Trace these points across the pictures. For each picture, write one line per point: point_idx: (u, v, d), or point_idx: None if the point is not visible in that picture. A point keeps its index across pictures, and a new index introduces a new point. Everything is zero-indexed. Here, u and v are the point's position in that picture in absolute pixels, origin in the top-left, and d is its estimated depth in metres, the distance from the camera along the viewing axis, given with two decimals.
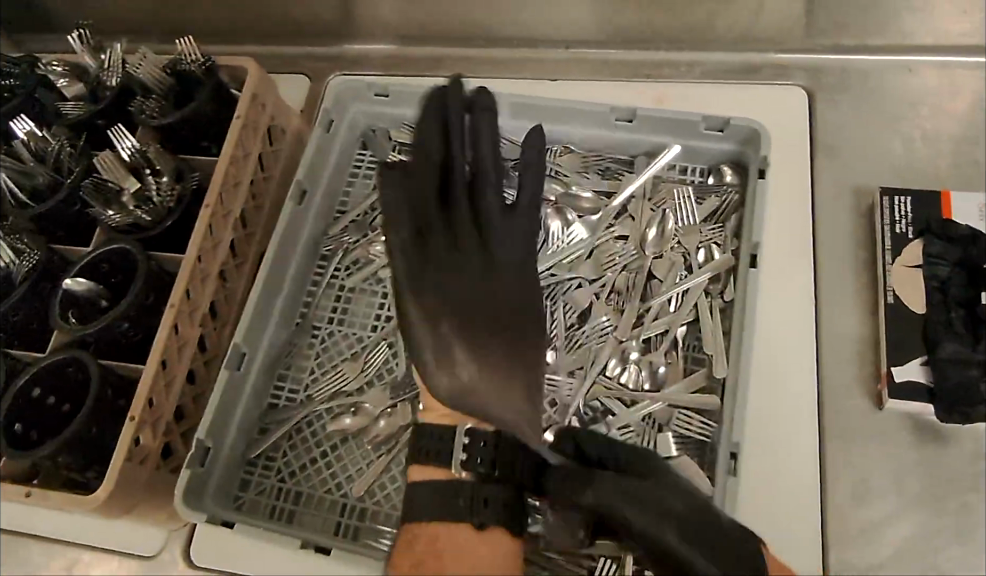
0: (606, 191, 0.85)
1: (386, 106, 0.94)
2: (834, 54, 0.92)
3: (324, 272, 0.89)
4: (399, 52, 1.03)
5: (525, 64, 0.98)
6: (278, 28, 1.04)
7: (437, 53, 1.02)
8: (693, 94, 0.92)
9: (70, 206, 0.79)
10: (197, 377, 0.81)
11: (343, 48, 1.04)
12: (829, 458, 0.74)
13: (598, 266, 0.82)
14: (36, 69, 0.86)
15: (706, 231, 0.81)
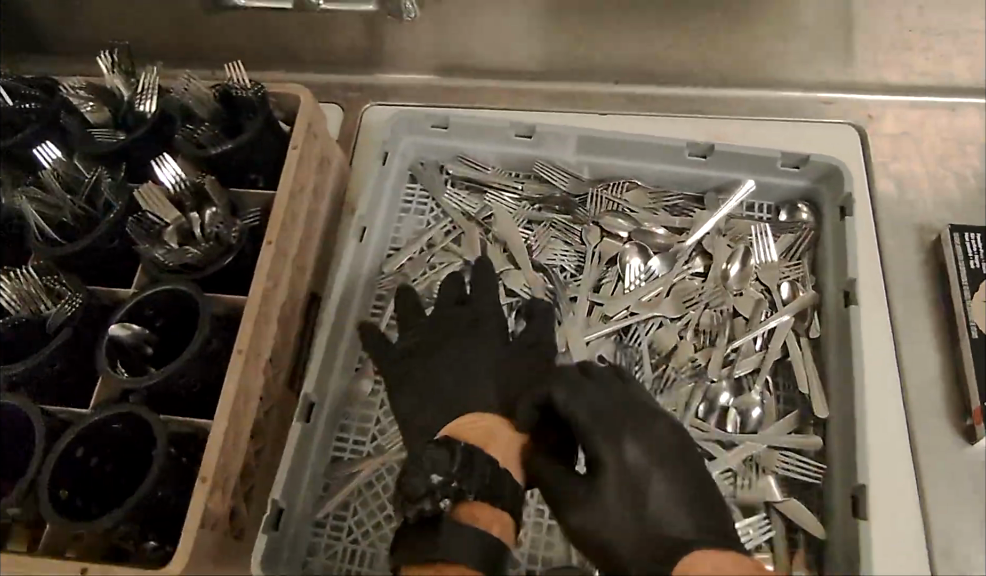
0: (678, 226, 0.81)
1: (443, 138, 0.86)
2: (883, 93, 0.92)
3: (383, 312, 0.80)
4: (441, 83, 0.98)
5: (575, 99, 0.96)
6: (309, 55, 0.98)
7: (482, 85, 0.98)
8: (750, 131, 0.91)
9: (109, 242, 0.70)
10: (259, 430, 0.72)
11: (379, 78, 0.99)
12: (927, 496, 0.71)
13: (679, 303, 0.77)
14: (59, 92, 0.77)
15: (785, 268, 0.78)
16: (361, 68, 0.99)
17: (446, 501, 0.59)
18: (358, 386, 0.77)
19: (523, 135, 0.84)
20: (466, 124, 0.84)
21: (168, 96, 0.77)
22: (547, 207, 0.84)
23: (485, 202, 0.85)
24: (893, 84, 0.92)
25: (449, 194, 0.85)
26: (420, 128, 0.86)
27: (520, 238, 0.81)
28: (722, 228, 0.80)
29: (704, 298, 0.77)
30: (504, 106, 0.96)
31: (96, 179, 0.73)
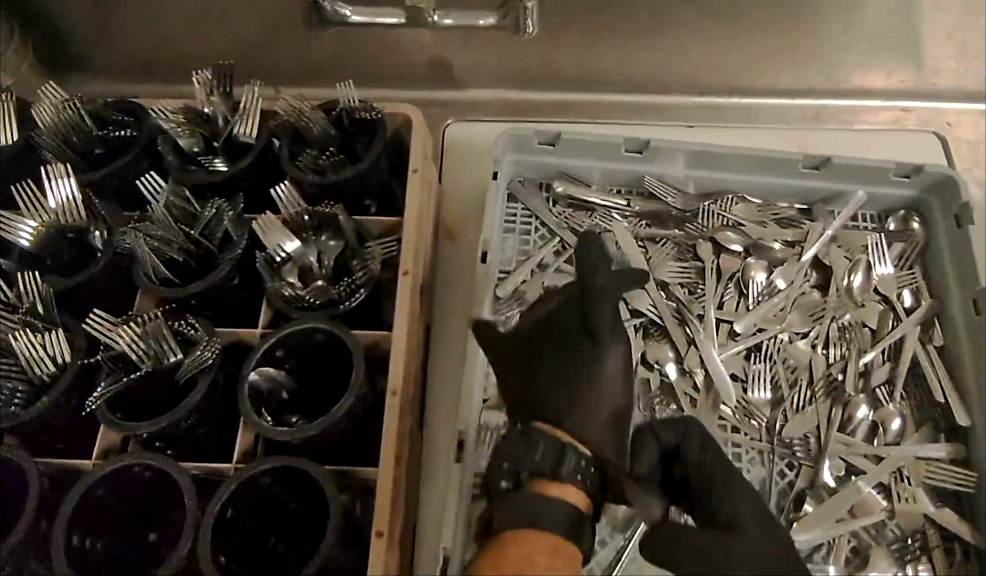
0: (790, 238, 0.81)
1: (547, 156, 0.81)
2: (956, 102, 0.94)
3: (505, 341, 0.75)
4: (514, 96, 0.95)
5: (658, 112, 0.94)
6: (381, 71, 0.93)
7: (556, 98, 0.95)
8: (838, 140, 0.91)
9: (230, 281, 0.64)
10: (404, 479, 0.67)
11: (452, 94, 0.95)
12: None
13: (806, 317, 0.78)
14: (153, 115, 0.71)
15: (900, 277, 0.79)
16: (428, 82, 0.94)
17: (526, 476, 0.57)
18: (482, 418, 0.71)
19: (634, 151, 0.81)
20: (577, 142, 0.80)
21: (280, 118, 0.71)
22: (656, 223, 0.82)
23: (594, 219, 0.82)
24: (966, 89, 0.93)
25: (553, 211, 0.82)
26: (521, 147, 0.81)
27: (637, 256, 0.79)
28: (838, 240, 0.81)
29: (829, 312, 0.78)
30: (583, 119, 0.94)
31: (214, 213, 0.67)
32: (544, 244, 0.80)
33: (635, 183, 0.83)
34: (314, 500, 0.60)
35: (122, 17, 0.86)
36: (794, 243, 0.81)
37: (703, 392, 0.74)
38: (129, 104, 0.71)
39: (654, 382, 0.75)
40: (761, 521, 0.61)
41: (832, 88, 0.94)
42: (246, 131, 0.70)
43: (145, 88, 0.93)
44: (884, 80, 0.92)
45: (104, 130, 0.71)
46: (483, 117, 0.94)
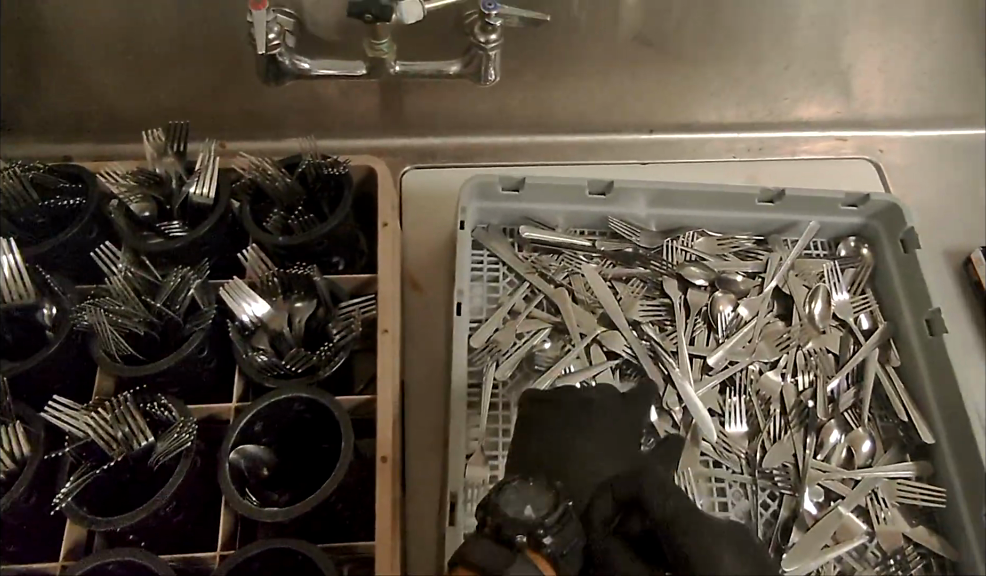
0: (751, 270, 0.82)
1: (505, 201, 0.81)
2: (891, 130, 0.97)
3: (481, 390, 0.73)
4: (471, 140, 0.93)
5: (613, 149, 0.94)
6: (329, 119, 0.89)
7: (514, 141, 0.93)
8: (786, 170, 0.93)
9: (200, 355, 0.60)
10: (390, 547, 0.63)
11: (405, 138, 0.92)
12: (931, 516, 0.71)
13: (773, 347, 0.78)
14: (99, 179, 0.67)
15: (856, 300, 0.82)
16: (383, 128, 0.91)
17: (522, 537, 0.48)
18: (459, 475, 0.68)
19: (598, 193, 0.81)
20: (545, 186, 0.80)
21: (243, 179, 0.68)
22: (626, 264, 0.82)
23: (565, 263, 0.82)
24: (907, 117, 0.96)
25: (519, 256, 0.81)
26: (488, 196, 0.81)
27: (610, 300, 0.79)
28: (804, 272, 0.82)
29: (800, 340, 0.79)
30: (543, 162, 0.93)
31: (180, 281, 0.64)
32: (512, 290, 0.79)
33: (595, 223, 0.84)
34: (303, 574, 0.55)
35: (49, 69, 0.80)
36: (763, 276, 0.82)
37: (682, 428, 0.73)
38: (76, 173, 0.68)
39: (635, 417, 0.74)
40: None
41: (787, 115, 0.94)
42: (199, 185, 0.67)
43: (78, 147, 0.87)
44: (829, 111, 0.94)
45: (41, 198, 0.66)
46: (441, 165, 0.91)
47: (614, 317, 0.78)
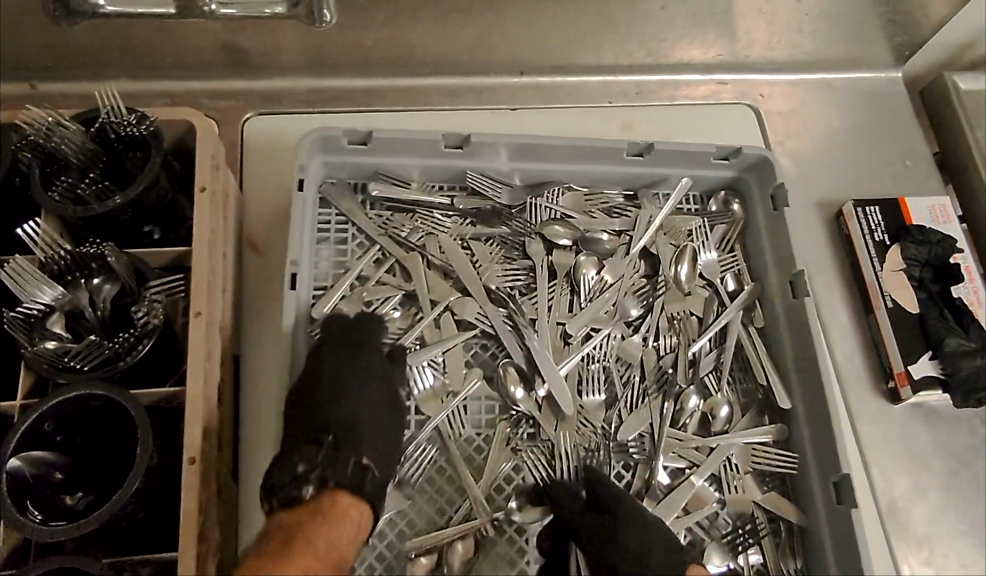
0: (871, 251, 0.78)
1: (612, 164, 0.72)
2: None
3: (594, 368, 0.67)
4: (566, 81, 0.84)
5: (676, 111, 0.84)
6: (409, 66, 0.78)
7: (609, 81, 0.85)
8: (893, 146, 0.87)
9: None
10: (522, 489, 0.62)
11: (352, 83, 0.78)
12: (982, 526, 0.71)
13: (905, 337, 0.74)
14: (121, 125, 0.54)
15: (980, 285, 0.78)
16: (475, 67, 0.80)
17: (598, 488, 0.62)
18: (574, 465, 0.64)
19: (723, 159, 0.73)
20: (670, 152, 0.71)
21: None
22: (748, 238, 0.74)
23: (688, 232, 0.74)
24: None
25: (629, 217, 0.73)
26: (608, 157, 0.71)
27: (730, 277, 0.73)
28: (931, 256, 0.77)
29: (925, 336, 0.73)
30: (641, 105, 0.84)
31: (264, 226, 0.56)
32: (629, 258, 0.71)
33: (712, 188, 0.76)
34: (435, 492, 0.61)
35: None
36: (883, 262, 0.77)
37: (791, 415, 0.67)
38: (160, 129, 0.54)
39: (753, 406, 0.69)
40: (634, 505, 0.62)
41: (888, 71, 0.91)
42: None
43: (126, 84, 0.74)
44: (939, 67, 0.90)
45: (76, 161, 0.54)
46: (523, 107, 0.81)
47: (737, 296, 0.72)
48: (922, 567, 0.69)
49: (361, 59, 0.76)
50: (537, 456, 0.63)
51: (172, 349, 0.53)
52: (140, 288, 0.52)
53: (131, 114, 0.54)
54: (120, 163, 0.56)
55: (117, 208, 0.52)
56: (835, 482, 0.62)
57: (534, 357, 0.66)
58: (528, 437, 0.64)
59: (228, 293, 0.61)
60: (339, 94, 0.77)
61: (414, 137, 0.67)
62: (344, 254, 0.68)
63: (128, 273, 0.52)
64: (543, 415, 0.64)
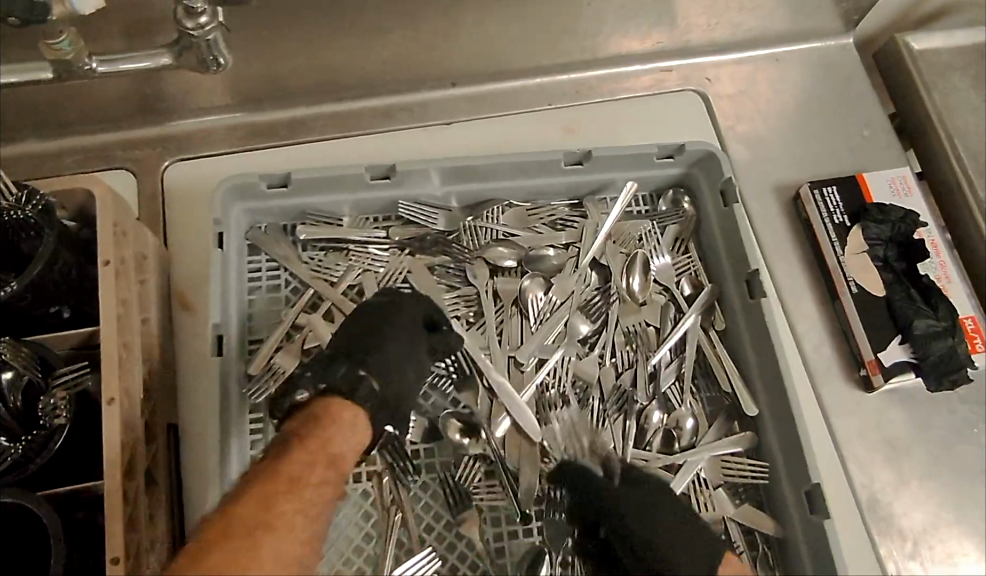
0: (832, 236, 0.75)
1: (551, 176, 0.69)
2: (962, 45, 0.86)
3: (549, 393, 0.65)
4: (501, 87, 0.79)
5: (620, 105, 0.80)
6: (332, 89, 0.74)
7: (545, 81, 0.80)
8: (851, 117, 0.83)
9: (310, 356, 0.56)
10: (483, 538, 0.60)
11: (274, 115, 0.74)
12: (967, 511, 0.69)
13: (871, 324, 0.71)
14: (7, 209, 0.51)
15: (946, 259, 0.75)
16: (403, 83, 0.76)
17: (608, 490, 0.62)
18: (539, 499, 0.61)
19: (667, 157, 0.70)
20: (609, 157, 0.68)
21: (189, 36, 0.52)
22: (702, 235, 0.71)
23: (638, 237, 0.70)
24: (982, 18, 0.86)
25: (574, 228, 0.70)
26: (544, 170, 0.68)
27: (687, 281, 0.70)
28: (894, 234, 0.74)
29: (893, 320, 0.71)
30: (581, 103, 0.80)
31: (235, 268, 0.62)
32: (577, 274, 0.68)
33: (661, 187, 0.72)
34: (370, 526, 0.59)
35: None
36: (845, 245, 0.74)
37: (759, 420, 0.65)
38: (53, 204, 0.51)
39: (721, 414, 0.66)
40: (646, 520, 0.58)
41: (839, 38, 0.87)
42: (207, 18, 0.52)
43: (30, 144, 0.70)
44: (890, 27, 0.86)
45: None
46: (458, 119, 0.77)
47: (695, 298, 0.69)
48: (909, 562, 0.67)
49: (279, 88, 0.72)
50: (497, 495, 0.61)
51: (80, 437, 0.49)
52: (48, 378, 0.49)
53: (17, 194, 0.51)
54: (16, 246, 0.53)
55: (14, 297, 0.49)
56: (807, 491, 0.59)
57: (492, 390, 0.64)
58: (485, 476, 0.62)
59: (154, 365, 0.58)
60: (259, 129, 0.73)
61: (337, 172, 0.63)
62: (279, 303, 0.65)
63: (29, 365, 0.49)
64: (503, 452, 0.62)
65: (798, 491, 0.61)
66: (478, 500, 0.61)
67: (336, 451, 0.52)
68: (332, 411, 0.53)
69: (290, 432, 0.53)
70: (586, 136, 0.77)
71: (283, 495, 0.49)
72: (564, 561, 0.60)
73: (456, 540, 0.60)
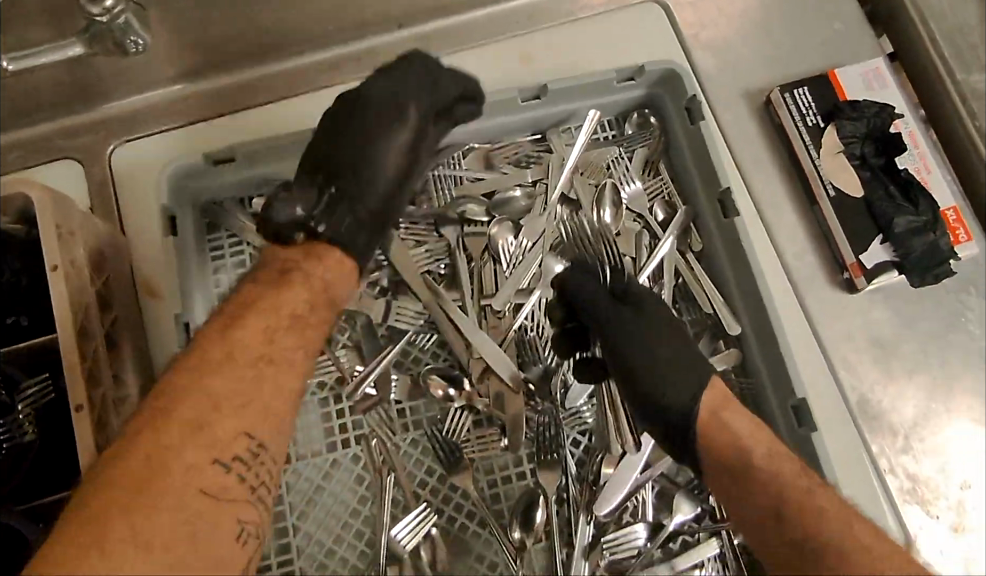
0: (807, 140, 0.72)
1: (509, 114, 0.66)
2: None
3: (527, 335, 0.64)
4: (451, 22, 0.76)
5: (577, 24, 0.76)
6: (273, 47, 0.71)
7: (497, 9, 0.76)
8: (821, 9, 0.79)
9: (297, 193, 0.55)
10: (477, 487, 0.61)
11: (218, 82, 0.71)
12: (956, 400, 0.69)
13: (852, 228, 0.70)
14: None
15: (926, 150, 0.73)
16: (346, 32, 0.72)
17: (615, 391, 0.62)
18: (527, 442, 0.62)
19: (627, 80, 0.67)
20: (565, 87, 0.65)
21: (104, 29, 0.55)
22: (672, 155, 0.69)
23: (606, 166, 0.69)
24: None
25: (540, 165, 0.68)
26: (501, 108, 0.65)
27: (659, 205, 0.68)
28: (870, 129, 0.71)
29: (873, 219, 0.69)
30: (537, 28, 0.76)
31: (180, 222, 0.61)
32: (547, 212, 0.67)
33: (626, 109, 0.70)
34: (366, 486, 0.61)
35: None
36: (820, 147, 0.72)
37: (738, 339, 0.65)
38: None
39: (705, 335, 0.66)
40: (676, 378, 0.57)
41: None
42: (112, 3, 0.53)
43: None
44: None
45: None
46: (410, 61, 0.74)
47: (670, 222, 0.67)
48: (901, 457, 0.68)
49: (217, 53, 0.69)
50: (486, 440, 0.62)
51: (49, 452, 0.52)
52: (14, 395, 0.51)
53: None
54: None
55: None
56: (795, 406, 0.59)
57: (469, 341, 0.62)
58: (475, 425, 0.62)
59: (124, 360, 0.58)
60: (203, 98, 0.70)
61: (284, 139, 0.61)
62: (246, 279, 0.64)
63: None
64: (491, 401, 0.62)
65: (784, 408, 0.61)
66: (468, 451, 0.62)
67: (308, 308, 0.51)
68: (320, 250, 0.53)
69: (269, 273, 0.52)
70: (544, 63, 0.74)
71: (245, 374, 0.47)
72: (561, 498, 0.61)
73: (453, 490, 0.61)
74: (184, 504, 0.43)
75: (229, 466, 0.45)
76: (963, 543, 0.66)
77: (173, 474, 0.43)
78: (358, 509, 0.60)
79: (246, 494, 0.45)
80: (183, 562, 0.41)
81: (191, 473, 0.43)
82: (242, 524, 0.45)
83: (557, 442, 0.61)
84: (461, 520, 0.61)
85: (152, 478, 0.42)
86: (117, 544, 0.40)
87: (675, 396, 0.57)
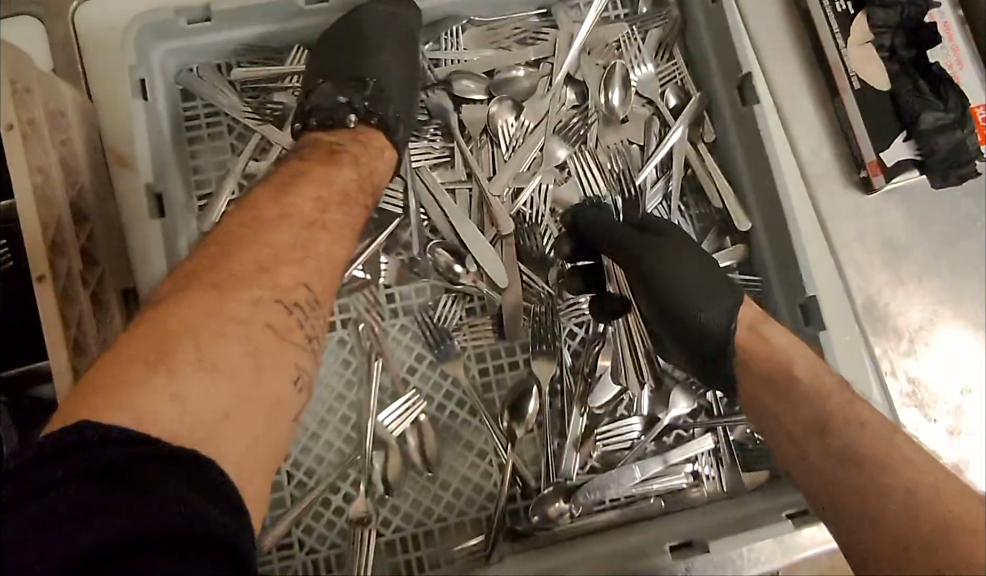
0: (834, 27, 0.67)
1: None
2: None
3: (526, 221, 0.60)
4: None
5: None
6: None
7: None
8: None
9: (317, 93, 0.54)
10: (468, 377, 0.59)
11: None
12: (965, 304, 0.67)
13: (875, 124, 0.65)
14: None
15: (958, 42, 0.68)
16: None
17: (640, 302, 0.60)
18: (522, 334, 0.59)
19: None
20: None
21: None
22: (688, 36, 0.64)
23: (616, 45, 0.63)
24: None
25: (542, 41, 0.62)
26: None
27: (672, 91, 0.63)
28: (903, 20, 0.65)
29: (898, 114, 0.65)
30: None
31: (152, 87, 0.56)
32: (551, 93, 0.62)
33: None
34: (353, 373, 0.58)
35: None
36: (848, 36, 0.66)
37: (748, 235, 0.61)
38: None
39: (712, 230, 0.62)
40: (699, 281, 0.55)
41: None
42: None
43: None
44: None
45: None
46: None
47: (682, 110, 0.63)
48: (903, 359, 0.67)
49: None
50: (480, 330, 0.59)
51: (12, 326, 0.48)
52: None
53: None
54: None
55: None
56: (804, 305, 0.57)
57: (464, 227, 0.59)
58: (468, 314, 0.60)
59: (96, 233, 0.53)
60: None
61: (262, 0, 0.55)
62: (223, 152, 0.60)
63: None
64: (486, 289, 0.59)
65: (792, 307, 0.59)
66: (461, 341, 0.59)
67: (359, 187, 0.50)
68: (366, 134, 0.53)
69: (312, 155, 0.50)
70: None
71: (300, 231, 0.45)
72: (555, 390, 0.59)
73: (444, 380, 0.59)
74: (232, 348, 0.39)
75: (292, 308, 0.42)
76: (957, 445, 0.66)
77: (237, 305, 0.40)
78: (344, 396, 0.58)
79: (305, 341, 0.43)
80: (246, 392, 0.39)
81: (250, 317, 0.40)
82: (300, 369, 0.42)
83: (554, 334, 0.59)
84: (451, 411, 0.59)
85: (215, 309, 0.40)
86: (158, 400, 0.36)
87: (701, 293, 0.55)
